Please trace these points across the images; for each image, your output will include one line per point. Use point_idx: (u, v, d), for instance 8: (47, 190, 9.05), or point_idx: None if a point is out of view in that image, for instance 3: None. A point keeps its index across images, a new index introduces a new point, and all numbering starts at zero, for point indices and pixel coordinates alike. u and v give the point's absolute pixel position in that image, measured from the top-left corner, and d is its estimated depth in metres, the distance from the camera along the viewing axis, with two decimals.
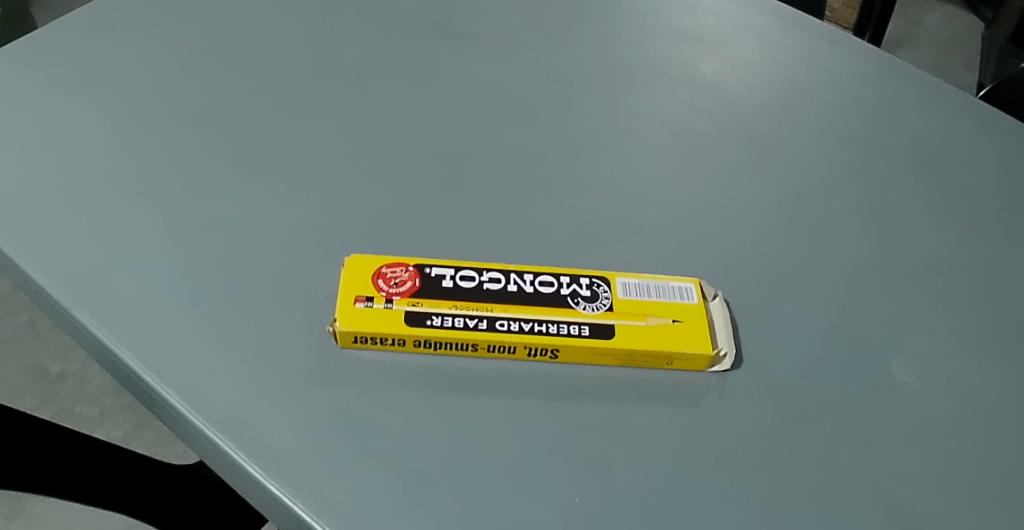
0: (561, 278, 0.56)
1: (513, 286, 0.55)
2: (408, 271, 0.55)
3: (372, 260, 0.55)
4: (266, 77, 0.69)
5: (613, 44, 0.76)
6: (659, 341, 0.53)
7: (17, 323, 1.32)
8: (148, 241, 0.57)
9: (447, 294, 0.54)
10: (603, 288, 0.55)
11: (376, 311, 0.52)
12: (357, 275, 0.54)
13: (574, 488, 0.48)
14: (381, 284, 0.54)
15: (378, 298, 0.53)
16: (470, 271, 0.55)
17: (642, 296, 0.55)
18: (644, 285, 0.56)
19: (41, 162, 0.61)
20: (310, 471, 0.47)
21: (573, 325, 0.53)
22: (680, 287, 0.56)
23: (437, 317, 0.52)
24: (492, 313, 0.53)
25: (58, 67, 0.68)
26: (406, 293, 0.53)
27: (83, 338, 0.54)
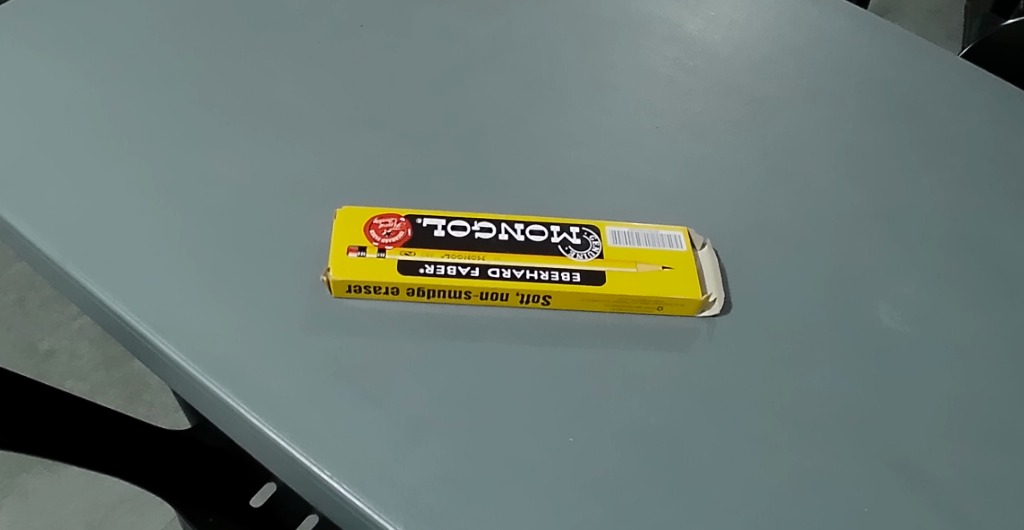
0: (551, 227, 0.56)
1: (504, 235, 0.55)
2: (400, 222, 0.55)
3: (363, 211, 0.56)
4: (252, 37, 0.69)
5: (601, 3, 0.76)
6: (649, 286, 0.54)
7: (5, 301, 1.31)
8: (138, 197, 0.57)
9: (439, 244, 0.54)
10: (593, 236, 0.56)
11: (370, 261, 0.53)
12: (349, 226, 0.55)
13: (568, 429, 0.49)
14: (373, 235, 0.54)
15: (371, 249, 0.53)
16: (462, 222, 0.56)
17: (632, 244, 0.56)
18: (633, 233, 0.57)
19: (27, 119, 0.60)
20: (308, 416, 0.48)
21: (564, 272, 0.54)
22: (669, 235, 0.57)
23: (430, 265, 0.53)
24: (483, 262, 0.53)
25: (39, 27, 0.67)
26: (399, 243, 0.54)
27: (75, 294, 0.54)
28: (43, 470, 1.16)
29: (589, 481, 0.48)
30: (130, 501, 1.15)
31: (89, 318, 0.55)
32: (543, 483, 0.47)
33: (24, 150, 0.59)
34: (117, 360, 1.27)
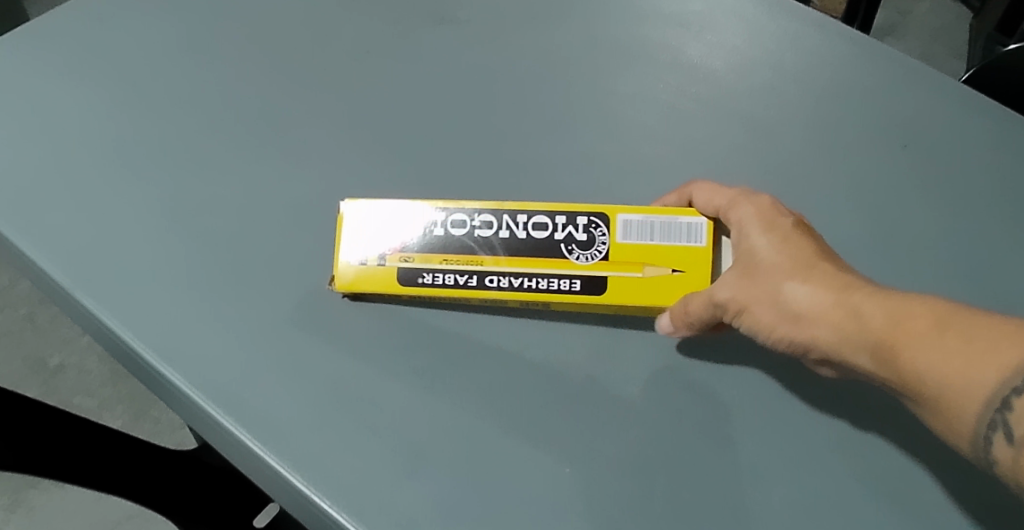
0: (557, 218, 0.56)
1: (506, 232, 0.56)
2: (399, 218, 0.56)
3: (359, 208, 0.57)
4: (259, 65, 0.69)
5: (600, 28, 0.74)
6: (651, 294, 0.54)
7: (15, 316, 1.30)
8: (152, 232, 0.60)
9: (438, 246, 0.56)
10: (601, 229, 0.55)
11: (370, 269, 0.55)
12: (350, 225, 0.56)
13: (565, 459, 0.51)
14: (374, 235, 0.56)
15: (371, 253, 0.56)
16: (462, 215, 0.56)
17: (642, 240, 0.55)
18: (646, 223, 0.55)
19: (46, 157, 0.63)
20: (312, 447, 0.51)
21: (564, 280, 0.55)
22: (691, 224, 0.55)
23: (429, 274, 0.55)
24: (481, 270, 0.55)
25: (54, 58, 0.69)
26: (399, 245, 0.56)
27: (95, 327, 0.58)
28: (49, 487, 1.16)
29: (577, 512, 0.50)
30: (135, 518, 1.14)
31: (110, 346, 0.58)
32: (535, 514, 0.50)
33: (44, 189, 0.62)
34: (124, 374, 1.26)
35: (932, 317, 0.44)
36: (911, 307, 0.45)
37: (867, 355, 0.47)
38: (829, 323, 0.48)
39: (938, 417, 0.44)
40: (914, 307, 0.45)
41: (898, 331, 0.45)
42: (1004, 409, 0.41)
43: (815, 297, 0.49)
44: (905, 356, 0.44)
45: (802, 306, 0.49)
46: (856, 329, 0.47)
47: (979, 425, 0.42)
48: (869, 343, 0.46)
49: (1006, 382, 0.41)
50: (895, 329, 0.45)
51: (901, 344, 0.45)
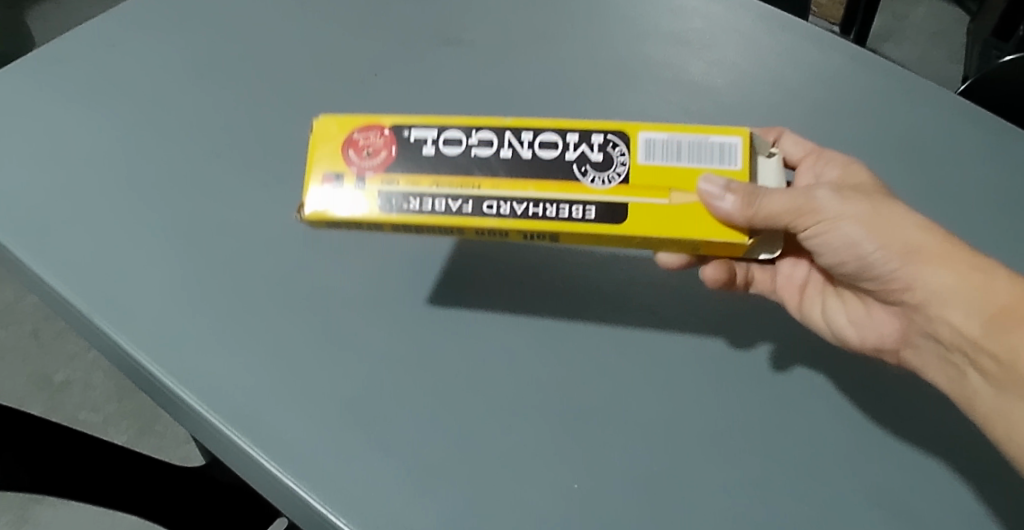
0: (569, 136, 0.52)
1: (507, 150, 0.52)
2: (383, 135, 0.52)
3: (338, 130, 0.53)
4: (267, 89, 0.71)
5: (602, 47, 0.76)
6: (670, 225, 0.50)
7: (20, 332, 1.31)
8: (164, 254, 0.61)
9: (429, 167, 0.51)
10: (620, 147, 0.51)
11: (346, 196, 0.51)
12: (328, 146, 0.53)
13: (572, 475, 0.52)
14: (353, 156, 0.52)
15: (347, 176, 0.52)
16: (455, 133, 0.52)
17: (665, 161, 0.51)
18: (670, 142, 0.52)
19: (61, 183, 0.65)
20: (323, 466, 0.52)
21: (580, 207, 0.51)
22: (725, 144, 0.51)
23: (414, 200, 0.51)
24: (479, 196, 0.51)
25: (67, 88, 0.71)
26: (378, 168, 0.52)
27: (109, 348, 0.59)
28: (55, 503, 1.16)
29: (586, 525, 0.51)
30: None
31: (122, 366, 0.59)
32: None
33: (59, 214, 0.63)
34: (129, 390, 1.26)
35: None
36: None
37: (973, 318, 0.50)
38: (947, 265, 0.51)
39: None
40: None
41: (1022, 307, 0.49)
42: None
43: (943, 243, 0.51)
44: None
45: (925, 242, 0.51)
46: (977, 287, 0.50)
47: None
48: (982, 309, 0.50)
49: None
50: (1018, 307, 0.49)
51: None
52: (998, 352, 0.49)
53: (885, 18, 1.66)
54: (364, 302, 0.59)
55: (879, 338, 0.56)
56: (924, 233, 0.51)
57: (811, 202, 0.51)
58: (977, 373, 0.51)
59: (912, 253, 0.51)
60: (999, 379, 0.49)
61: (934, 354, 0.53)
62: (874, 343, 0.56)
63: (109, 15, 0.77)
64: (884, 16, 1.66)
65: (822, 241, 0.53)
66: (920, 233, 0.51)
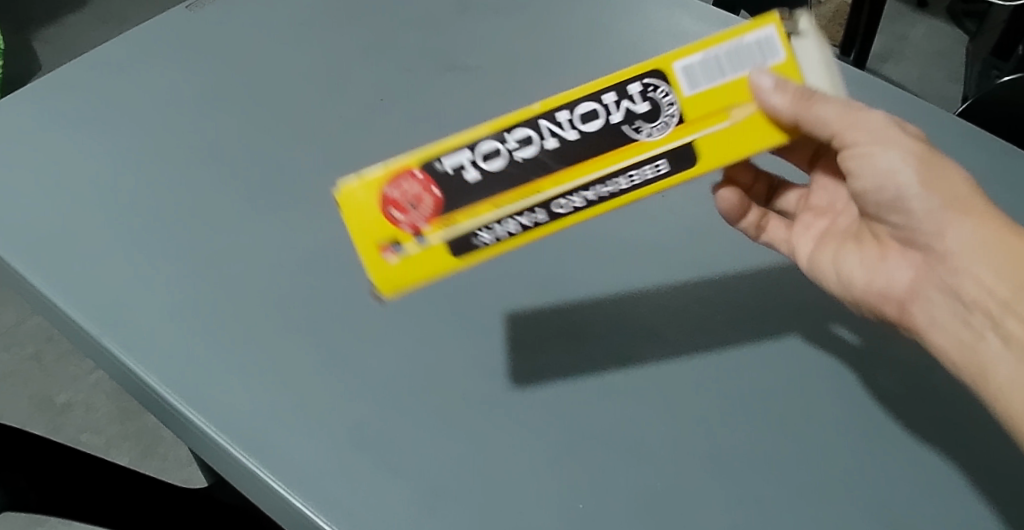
0: (606, 98, 0.49)
1: (551, 140, 0.48)
2: (418, 180, 0.49)
3: (369, 189, 0.49)
4: (273, 115, 0.72)
5: (605, 69, 0.76)
6: (743, 140, 0.49)
7: (23, 355, 1.31)
8: (173, 277, 0.62)
9: (475, 196, 0.48)
10: (662, 89, 0.49)
11: (412, 254, 0.49)
12: (366, 211, 0.49)
13: (578, 495, 0.53)
14: (399, 213, 0.48)
15: (405, 239, 0.49)
16: (484, 150, 0.49)
17: (711, 81, 0.49)
18: (707, 60, 0.49)
19: (70, 208, 0.66)
20: (330, 486, 0.52)
21: (648, 162, 0.49)
22: (763, 41, 0.49)
23: (481, 231, 0.49)
24: (541, 200, 0.49)
25: (76, 115, 0.72)
26: (432, 215, 0.48)
27: (116, 369, 0.60)
28: (57, 526, 1.16)
29: None
30: None
31: (130, 388, 0.60)
32: None
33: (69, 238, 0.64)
34: (132, 413, 1.26)
35: None
36: None
37: (1005, 280, 0.48)
38: (981, 218, 0.48)
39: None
40: None
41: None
42: None
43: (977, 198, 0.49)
44: None
45: (965, 192, 0.49)
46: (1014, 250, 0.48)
47: None
48: (1017, 276, 0.47)
49: None
50: None
51: None
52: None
53: (885, 39, 1.67)
54: (370, 324, 0.59)
55: (887, 281, 0.54)
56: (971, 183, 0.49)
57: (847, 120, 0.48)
58: (996, 337, 0.48)
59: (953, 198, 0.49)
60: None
61: (949, 310, 0.50)
62: (880, 290, 0.54)
63: (118, 44, 0.78)
64: (883, 38, 1.68)
65: (855, 160, 0.50)
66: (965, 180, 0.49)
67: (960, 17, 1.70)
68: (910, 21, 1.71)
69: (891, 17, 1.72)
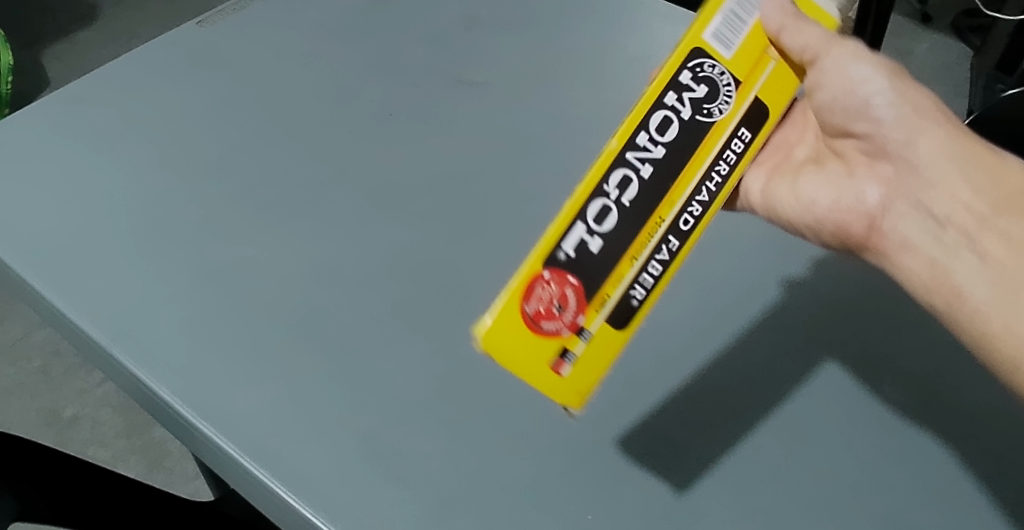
0: (667, 100, 0.46)
1: (646, 170, 0.47)
2: (550, 281, 0.47)
3: (506, 319, 0.47)
4: (283, 130, 0.73)
5: (610, 84, 0.77)
6: (788, 78, 0.49)
7: (30, 369, 1.32)
8: (183, 289, 0.62)
9: (602, 261, 0.47)
10: (709, 63, 0.46)
11: (581, 356, 0.48)
12: (518, 348, 0.47)
13: (586, 506, 0.53)
14: (552, 323, 0.47)
15: (569, 342, 0.47)
16: (593, 215, 0.46)
17: (740, 33, 0.46)
18: (727, 17, 0.46)
19: (82, 221, 0.66)
20: (339, 496, 0.53)
21: (726, 146, 0.48)
22: None
23: (636, 288, 0.48)
24: (668, 226, 0.48)
25: (88, 129, 0.73)
26: (580, 304, 0.47)
27: (126, 380, 0.60)
28: None
29: None
30: None
31: (139, 398, 0.60)
32: None
33: (82, 252, 0.65)
34: (138, 427, 1.26)
35: None
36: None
37: (982, 197, 0.49)
38: (939, 122, 0.51)
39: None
40: None
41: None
42: None
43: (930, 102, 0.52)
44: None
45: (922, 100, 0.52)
46: (972, 156, 0.50)
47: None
48: (990, 187, 0.49)
49: None
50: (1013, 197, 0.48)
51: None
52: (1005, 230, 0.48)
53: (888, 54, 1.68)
54: (379, 337, 0.60)
55: (855, 197, 0.55)
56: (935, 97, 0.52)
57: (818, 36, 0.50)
58: (971, 253, 0.49)
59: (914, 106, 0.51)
60: (1009, 257, 0.47)
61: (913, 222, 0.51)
62: (848, 207, 0.55)
63: (129, 61, 0.79)
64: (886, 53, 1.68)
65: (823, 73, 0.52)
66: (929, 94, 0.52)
67: (964, 31, 1.71)
68: (914, 36, 1.71)
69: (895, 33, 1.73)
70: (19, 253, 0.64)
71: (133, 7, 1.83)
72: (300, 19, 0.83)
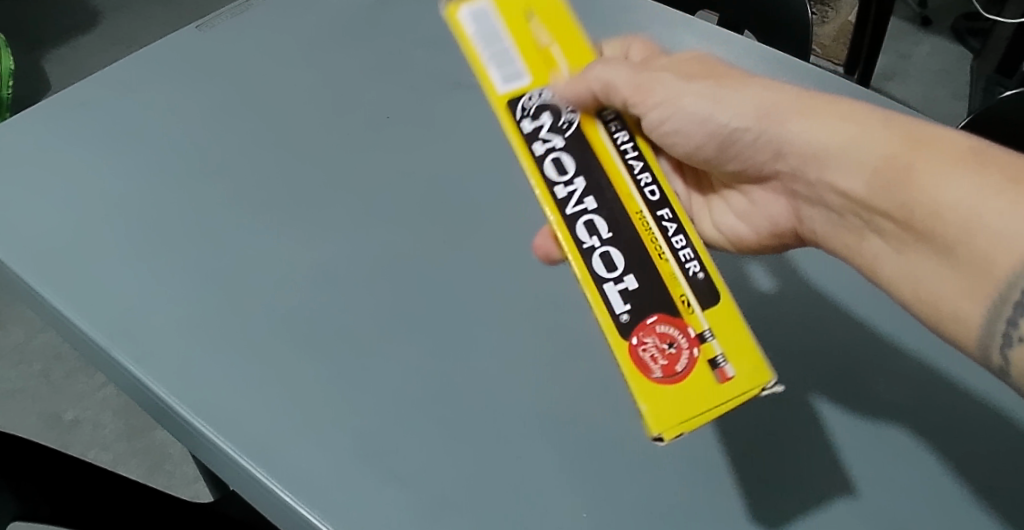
0: (537, 146, 0.50)
1: (589, 200, 0.48)
2: (642, 338, 0.46)
3: (655, 405, 0.45)
4: (281, 133, 0.74)
5: None
6: (579, 58, 0.51)
7: (31, 372, 1.32)
8: (181, 289, 0.63)
9: (650, 281, 0.47)
10: (528, 98, 0.50)
11: (725, 347, 0.46)
12: (688, 411, 0.45)
13: (583, 505, 0.53)
14: (681, 360, 0.46)
15: (705, 354, 0.46)
16: (604, 269, 0.47)
17: (514, 59, 0.51)
18: (495, 57, 0.51)
19: (81, 222, 0.67)
20: (337, 496, 0.53)
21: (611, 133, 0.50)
22: (468, 26, 0.51)
23: (689, 267, 0.47)
24: (647, 208, 0.48)
25: (87, 132, 0.74)
26: (678, 321, 0.46)
27: (124, 380, 0.60)
28: None
29: None
30: None
31: (139, 398, 0.61)
32: None
33: (82, 253, 0.65)
34: (138, 430, 1.26)
35: (921, 153, 0.45)
36: (896, 150, 0.46)
37: (858, 176, 0.48)
38: (778, 123, 0.51)
39: (928, 245, 0.45)
40: (913, 140, 0.46)
41: (907, 153, 0.46)
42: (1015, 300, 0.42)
43: (766, 103, 0.52)
44: (907, 184, 0.45)
45: (759, 106, 0.52)
46: (834, 145, 0.49)
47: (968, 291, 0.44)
48: (865, 166, 0.47)
49: (997, 241, 0.42)
50: (883, 165, 0.47)
51: (904, 163, 0.46)
52: (883, 210, 0.47)
53: (888, 57, 1.68)
54: (378, 337, 0.60)
55: (774, 209, 0.57)
56: (778, 97, 0.52)
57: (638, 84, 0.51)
58: (874, 236, 0.49)
59: (760, 118, 0.51)
60: (903, 233, 0.46)
61: (819, 222, 0.53)
62: (773, 222, 0.58)
63: (131, 64, 0.79)
64: (886, 56, 1.68)
65: (677, 129, 0.54)
66: (771, 96, 0.52)
67: (963, 35, 1.72)
68: (914, 39, 1.72)
69: (894, 35, 1.73)
70: (19, 254, 0.65)
71: (133, 12, 1.84)
72: (299, 23, 0.83)
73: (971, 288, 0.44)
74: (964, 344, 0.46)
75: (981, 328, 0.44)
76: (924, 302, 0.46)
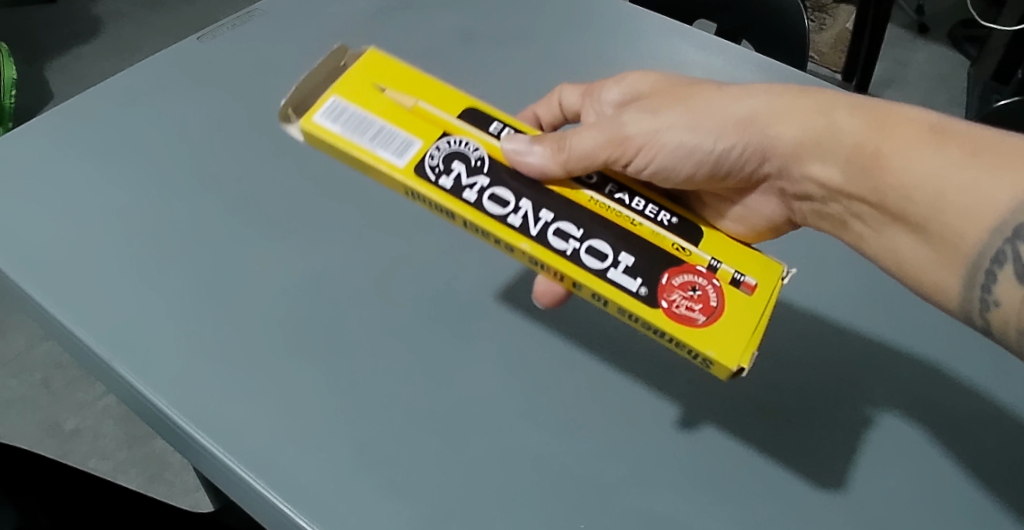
0: (469, 193, 0.52)
1: (543, 215, 0.52)
2: (670, 300, 0.50)
3: (716, 343, 0.49)
4: (280, 144, 0.74)
5: None
6: (447, 104, 0.55)
7: (31, 381, 1.32)
8: (179, 299, 0.63)
9: (643, 249, 0.51)
10: (431, 159, 0.52)
11: (731, 262, 0.52)
12: (744, 338, 0.49)
13: (577, 516, 0.54)
14: (710, 294, 0.50)
15: (722, 279, 0.51)
16: (597, 262, 0.51)
17: (394, 134, 0.53)
18: (377, 143, 0.52)
19: (81, 232, 0.68)
20: (334, 506, 0.53)
21: None
22: (337, 126, 0.53)
23: (664, 218, 0.53)
24: (602, 198, 0.53)
25: (87, 142, 0.74)
26: (688, 268, 0.51)
27: (123, 389, 0.61)
28: None
29: None
30: None
31: (137, 406, 0.61)
32: None
33: (80, 264, 0.66)
34: (138, 439, 1.26)
35: (891, 137, 0.52)
36: (865, 138, 0.53)
37: (836, 167, 0.54)
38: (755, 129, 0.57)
39: (904, 225, 0.51)
40: (879, 123, 0.53)
41: (875, 139, 0.52)
42: (993, 264, 0.48)
43: (747, 110, 0.57)
44: (881, 167, 0.52)
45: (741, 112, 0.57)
46: (815, 139, 0.55)
47: (948, 263, 0.50)
48: (844, 159, 0.54)
49: (973, 210, 0.48)
50: (859, 153, 0.53)
51: (874, 150, 0.52)
52: (861, 195, 0.53)
53: (886, 64, 1.69)
54: (377, 348, 0.61)
55: (765, 207, 0.62)
56: (756, 104, 0.57)
57: (620, 131, 0.56)
58: (857, 222, 0.55)
59: (743, 124, 0.57)
60: (884, 216, 0.52)
61: (812, 214, 0.59)
62: (767, 220, 0.62)
63: (132, 74, 0.80)
64: (884, 63, 1.69)
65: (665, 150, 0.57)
66: (752, 104, 0.57)
67: (961, 41, 1.72)
68: (911, 46, 1.73)
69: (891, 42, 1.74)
70: (18, 264, 0.65)
71: (133, 21, 1.85)
72: (299, 34, 0.84)
73: (946, 260, 0.50)
74: (950, 307, 0.52)
75: (959, 293, 0.50)
76: (910, 276, 0.53)
